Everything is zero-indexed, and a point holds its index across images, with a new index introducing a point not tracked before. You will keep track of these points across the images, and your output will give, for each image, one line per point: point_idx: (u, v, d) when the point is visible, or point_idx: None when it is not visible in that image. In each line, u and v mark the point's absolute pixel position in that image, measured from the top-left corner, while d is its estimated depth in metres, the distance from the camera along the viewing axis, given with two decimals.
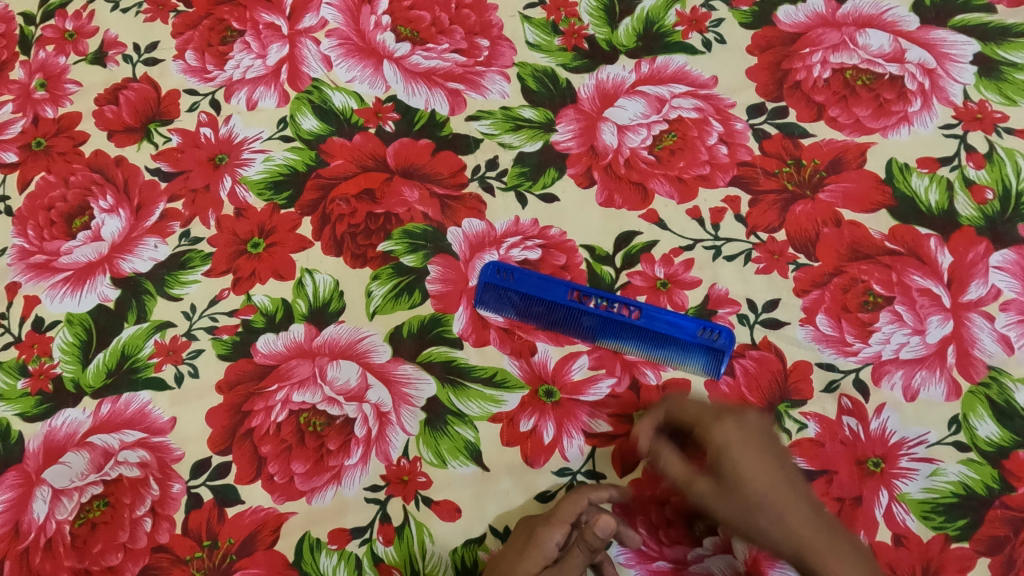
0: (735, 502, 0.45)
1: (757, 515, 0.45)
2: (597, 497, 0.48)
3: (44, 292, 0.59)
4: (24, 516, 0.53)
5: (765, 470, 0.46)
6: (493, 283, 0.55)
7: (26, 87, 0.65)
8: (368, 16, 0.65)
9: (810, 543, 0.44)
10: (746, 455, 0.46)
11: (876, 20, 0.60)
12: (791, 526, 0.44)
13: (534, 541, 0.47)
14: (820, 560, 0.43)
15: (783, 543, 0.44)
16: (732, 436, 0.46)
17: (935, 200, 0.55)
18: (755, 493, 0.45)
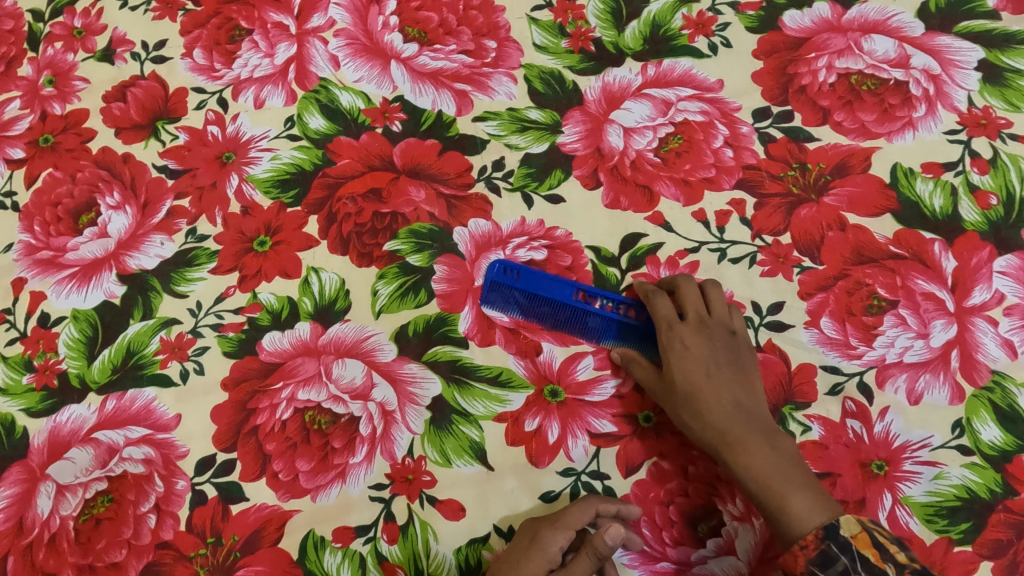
0: (669, 397, 0.49)
1: (682, 408, 0.49)
2: (605, 508, 0.48)
3: (50, 288, 0.59)
4: (28, 511, 0.53)
5: (693, 366, 0.49)
6: (499, 282, 0.55)
7: (34, 84, 0.66)
8: (376, 17, 0.65)
9: (724, 439, 0.47)
10: (679, 360, 0.49)
11: (881, 26, 0.61)
12: (712, 419, 0.47)
13: (536, 543, 0.47)
14: (732, 452, 0.46)
15: (705, 437, 0.48)
16: (673, 340, 0.50)
17: (939, 205, 0.55)
18: (682, 387, 0.49)
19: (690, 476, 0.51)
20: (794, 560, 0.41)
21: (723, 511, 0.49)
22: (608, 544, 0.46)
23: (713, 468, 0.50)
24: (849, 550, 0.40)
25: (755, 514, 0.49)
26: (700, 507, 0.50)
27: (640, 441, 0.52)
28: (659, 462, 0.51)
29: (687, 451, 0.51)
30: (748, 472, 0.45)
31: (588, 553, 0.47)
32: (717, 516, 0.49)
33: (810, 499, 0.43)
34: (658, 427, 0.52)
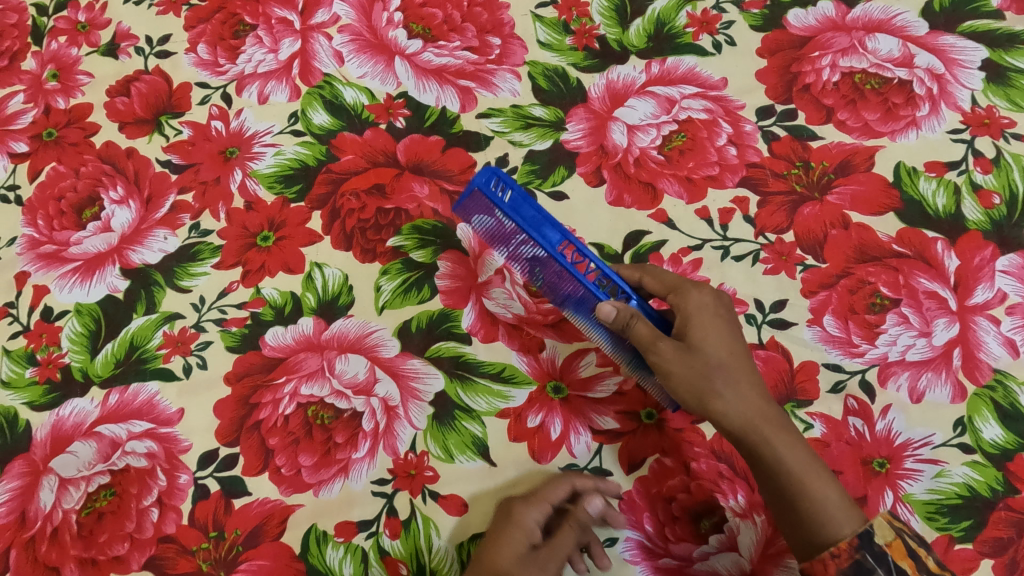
0: (696, 365, 0.45)
1: (717, 378, 0.45)
2: (581, 481, 0.49)
3: (53, 282, 0.59)
4: (30, 505, 0.53)
5: (727, 342, 0.46)
6: (485, 193, 0.48)
7: (38, 78, 0.66)
8: (380, 13, 0.65)
9: (761, 421, 0.44)
10: (714, 330, 0.46)
11: (885, 25, 0.61)
12: (747, 399, 0.45)
13: (516, 521, 0.48)
14: (772, 435, 0.43)
15: (738, 415, 0.44)
16: (703, 309, 0.47)
17: (942, 204, 0.55)
18: (715, 357, 0.45)
19: (693, 473, 0.51)
20: (824, 567, 0.40)
21: (725, 508, 0.50)
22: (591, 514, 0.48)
23: (715, 465, 0.51)
24: (885, 561, 0.39)
25: (757, 510, 0.49)
26: (702, 504, 0.50)
27: (643, 437, 0.52)
28: (661, 459, 0.51)
29: (689, 448, 0.51)
30: (787, 460, 0.43)
31: (569, 523, 0.47)
32: (719, 512, 0.50)
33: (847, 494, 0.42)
34: (660, 424, 0.52)
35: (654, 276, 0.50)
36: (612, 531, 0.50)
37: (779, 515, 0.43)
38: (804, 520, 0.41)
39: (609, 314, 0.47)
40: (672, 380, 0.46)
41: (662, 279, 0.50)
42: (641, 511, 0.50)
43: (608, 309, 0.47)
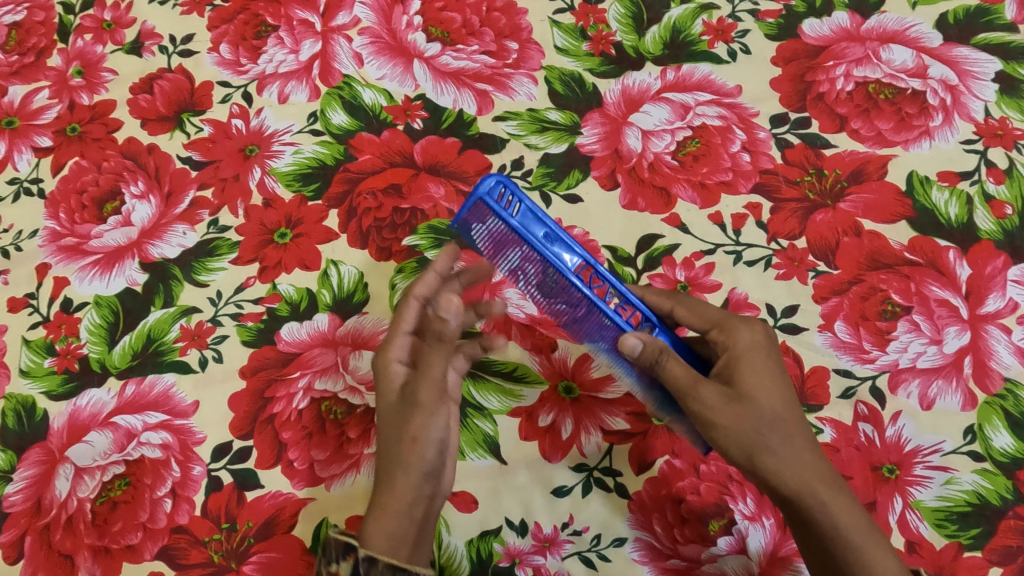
0: (746, 418, 0.43)
1: (769, 434, 0.43)
2: (421, 292, 0.49)
3: (73, 274, 0.60)
4: (46, 492, 0.54)
5: (777, 391, 0.44)
6: (489, 206, 0.44)
7: (63, 74, 0.67)
8: (400, 16, 0.66)
9: (814, 481, 0.42)
10: (765, 378, 0.45)
11: (900, 36, 0.61)
12: (799, 456, 0.43)
13: (385, 372, 0.47)
14: (827, 499, 0.42)
15: (791, 475, 0.42)
16: (752, 353, 0.46)
17: (954, 213, 0.55)
18: (767, 409, 0.44)
19: (702, 475, 0.51)
20: None
21: (735, 510, 0.50)
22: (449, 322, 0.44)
23: (725, 467, 0.51)
24: None
25: (766, 513, 0.50)
26: (712, 506, 0.50)
27: (653, 438, 0.52)
28: (671, 461, 0.52)
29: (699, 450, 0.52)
30: (839, 522, 0.42)
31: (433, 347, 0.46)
32: (728, 515, 0.50)
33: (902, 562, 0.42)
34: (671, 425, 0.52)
35: (692, 312, 0.49)
36: (621, 531, 0.50)
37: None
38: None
39: (634, 347, 0.45)
40: (718, 431, 0.44)
41: (702, 314, 0.48)
42: (651, 512, 0.51)
43: (633, 342, 0.45)
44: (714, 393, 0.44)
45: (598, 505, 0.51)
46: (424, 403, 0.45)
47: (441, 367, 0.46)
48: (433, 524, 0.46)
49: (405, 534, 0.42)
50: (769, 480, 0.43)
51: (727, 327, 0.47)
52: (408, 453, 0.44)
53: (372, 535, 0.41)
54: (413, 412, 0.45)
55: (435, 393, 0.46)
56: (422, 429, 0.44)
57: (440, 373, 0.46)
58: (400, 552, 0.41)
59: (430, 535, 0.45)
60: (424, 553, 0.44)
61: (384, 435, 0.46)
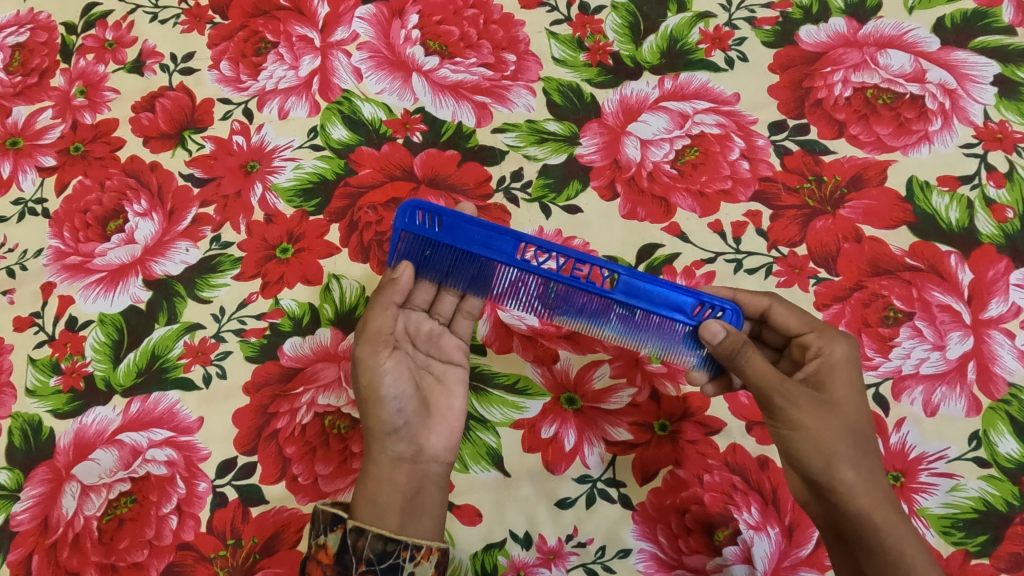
0: (829, 425, 0.45)
1: (852, 445, 0.45)
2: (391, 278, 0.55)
3: (78, 293, 0.60)
4: (53, 511, 0.54)
5: (861, 407, 0.47)
6: (411, 230, 0.48)
7: (67, 95, 0.67)
8: (398, 30, 0.66)
9: (885, 505, 0.44)
10: (851, 390, 0.47)
11: (897, 41, 0.61)
12: (870, 472, 0.45)
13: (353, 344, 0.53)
14: (892, 520, 0.44)
15: (865, 493, 0.44)
16: (840, 363, 0.48)
17: (955, 218, 0.55)
18: (853, 421, 0.46)
19: (707, 485, 0.51)
20: None
21: (740, 520, 0.50)
22: (399, 280, 0.50)
23: (729, 477, 0.51)
24: None
25: (771, 522, 0.50)
26: (717, 516, 0.50)
27: (656, 448, 0.52)
28: (675, 470, 0.52)
29: (704, 459, 0.52)
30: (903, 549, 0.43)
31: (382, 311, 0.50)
32: (733, 524, 0.50)
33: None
34: (674, 435, 0.52)
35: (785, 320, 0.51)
36: (626, 542, 0.50)
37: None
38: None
39: (717, 333, 0.46)
40: (801, 433, 0.45)
41: (801, 317, 0.50)
42: (655, 522, 0.50)
43: (717, 328, 0.46)
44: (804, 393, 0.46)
45: (602, 517, 0.51)
46: (366, 354, 0.49)
47: (380, 320, 0.50)
48: (430, 483, 0.48)
49: (390, 498, 0.46)
50: (842, 490, 0.44)
51: (825, 333, 0.49)
52: (372, 412, 0.49)
53: (359, 507, 0.45)
54: (361, 367, 0.49)
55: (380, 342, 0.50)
56: (372, 387, 0.49)
57: (387, 324, 0.50)
58: (388, 522, 0.44)
59: (431, 497, 0.48)
60: (426, 522, 0.46)
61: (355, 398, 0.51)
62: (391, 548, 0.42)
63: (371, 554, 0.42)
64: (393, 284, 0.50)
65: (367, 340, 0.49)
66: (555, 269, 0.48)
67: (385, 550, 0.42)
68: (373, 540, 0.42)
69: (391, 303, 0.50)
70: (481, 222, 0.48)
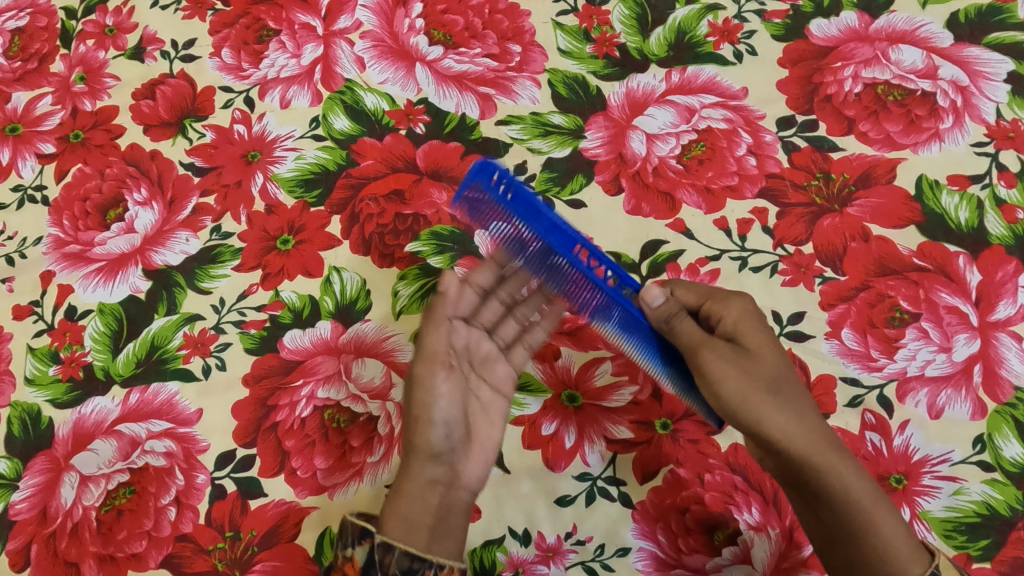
0: (745, 383, 0.45)
1: (777, 395, 0.45)
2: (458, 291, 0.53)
3: (77, 282, 0.60)
4: (52, 501, 0.54)
5: (777, 357, 0.46)
6: (482, 187, 0.46)
7: (66, 81, 0.67)
8: (402, 19, 0.65)
9: (824, 447, 0.44)
10: (764, 342, 0.47)
11: (910, 36, 0.60)
12: (806, 418, 0.44)
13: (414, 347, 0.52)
14: (837, 463, 0.43)
15: (800, 441, 0.43)
16: (744, 317, 0.48)
17: (965, 218, 0.55)
18: (772, 373, 0.45)
19: (707, 484, 0.51)
20: None
21: (740, 520, 0.49)
22: (446, 296, 0.50)
23: (730, 477, 0.51)
24: None
25: (772, 523, 0.49)
26: (717, 516, 0.50)
27: (658, 447, 0.52)
28: (676, 470, 0.51)
29: (704, 459, 0.51)
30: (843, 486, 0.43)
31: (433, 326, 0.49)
32: (733, 525, 0.49)
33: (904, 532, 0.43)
34: (676, 434, 0.52)
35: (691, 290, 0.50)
36: (625, 541, 0.50)
37: (832, 553, 0.44)
38: (864, 558, 0.42)
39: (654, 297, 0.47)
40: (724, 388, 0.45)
41: (695, 290, 0.50)
42: (655, 521, 0.50)
43: (655, 292, 0.47)
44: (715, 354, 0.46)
45: (601, 515, 0.51)
46: (421, 374, 0.48)
47: (437, 338, 0.49)
48: (461, 509, 0.45)
49: (421, 516, 0.43)
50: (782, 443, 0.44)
51: (718, 298, 0.49)
52: (417, 432, 0.46)
53: (386, 522, 0.42)
54: (413, 389, 0.48)
55: (431, 362, 0.48)
56: (424, 408, 0.47)
57: (437, 342, 0.49)
58: (416, 539, 0.42)
59: (457, 521, 0.45)
60: (449, 542, 0.43)
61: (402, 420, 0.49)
62: (415, 566, 0.40)
63: (396, 571, 0.40)
64: (443, 299, 0.50)
65: (424, 359, 0.48)
66: (597, 275, 0.47)
67: (410, 568, 0.40)
68: (400, 557, 0.40)
69: (441, 317, 0.49)
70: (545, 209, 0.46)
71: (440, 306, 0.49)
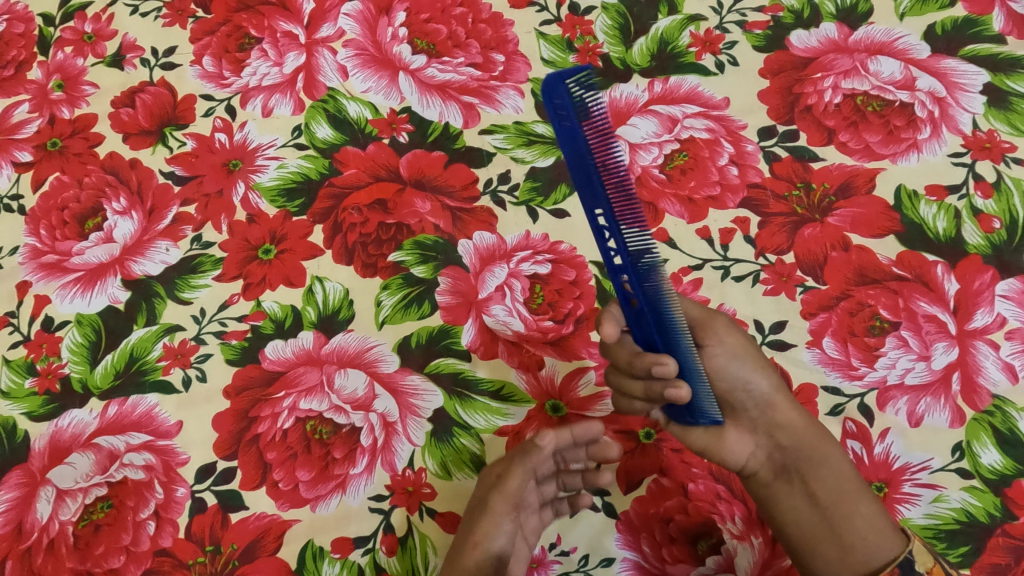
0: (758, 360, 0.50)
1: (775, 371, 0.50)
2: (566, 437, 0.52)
3: (54, 292, 0.59)
4: (27, 516, 0.53)
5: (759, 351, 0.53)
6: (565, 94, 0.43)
7: (44, 88, 0.66)
8: (385, 28, 0.65)
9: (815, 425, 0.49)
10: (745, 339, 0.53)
11: (888, 47, 0.61)
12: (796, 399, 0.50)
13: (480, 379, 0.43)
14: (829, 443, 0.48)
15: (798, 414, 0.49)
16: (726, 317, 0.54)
17: (943, 228, 0.55)
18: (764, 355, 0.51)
19: (691, 494, 0.51)
20: None
21: (723, 529, 0.50)
22: (540, 446, 0.49)
23: (713, 486, 0.51)
24: None
25: (755, 532, 0.50)
26: (701, 525, 0.50)
27: (641, 457, 0.52)
28: (659, 479, 0.51)
29: (688, 468, 0.51)
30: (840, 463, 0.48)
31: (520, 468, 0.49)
32: (717, 534, 0.50)
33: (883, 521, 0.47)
34: (659, 443, 0.52)
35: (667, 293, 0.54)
36: (609, 551, 0.50)
37: (820, 529, 0.46)
38: (855, 529, 0.45)
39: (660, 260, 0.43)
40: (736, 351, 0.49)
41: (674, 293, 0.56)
42: (639, 531, 0.50)
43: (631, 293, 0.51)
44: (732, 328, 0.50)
45: (585, 526, 0.51)
46: (493, 510, 0.48)
47: (517, 481, 0.49)
48: None
49: None
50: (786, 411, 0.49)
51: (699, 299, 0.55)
52: (466, 554, 0.47)
53: None
54: (480, 518, 0.48)
55: (506, 503, 0.48)
56: (484, 537, 0.47)
57: (515, 486, 0.49)
58: None
59: None
60: None
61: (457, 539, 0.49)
62: None
63: None
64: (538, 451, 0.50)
65: (499, 494, 0.49)
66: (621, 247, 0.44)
67: None
68: None
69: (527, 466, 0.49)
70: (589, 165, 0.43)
71: (532, 457, 0.49)
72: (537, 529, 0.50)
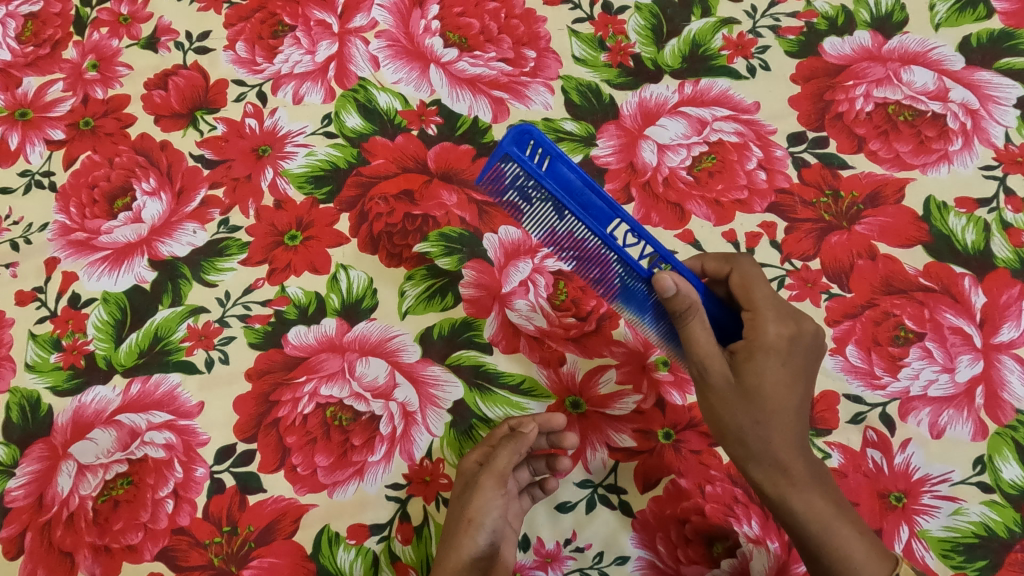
0: (792, 381, 0.45)
1: (770, 418, 0.45)
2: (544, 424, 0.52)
3: (82, 270, 0.59)
4: (48, 489, 0.53)
5: (787, 386, 0.45)
6: (518, 157, 0.44)
7: (78, 67, 0.67)
8: (418, 20, 0.66)
9: (798, 456, 0.45)
10: (776, 372, 0.45)
11: (922, 57, 0.61)
12: (786, 433, 0.45)
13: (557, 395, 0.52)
14: (793, 493, 0.45)
15: (775, 448, 0.45)
16: (769, 349, 0.45)
17: (971, 240, 0.55)
18: (762, 396, 0.44)
19: (708, 496, 0.51)
20: None
21: (740, 532, 0.50)
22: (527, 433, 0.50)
23: (731, 489, 0.51)
24: None
25: (772, 536, 0.49)
26: (718, 528, 0.50)
27: (659, 457, 0.52)
28: (677, 480, 0.51)
29: (705, 470, 0.51)
30: (828, 488, 0.46)
31: (507, 450, 0.51)
32: (734, 537, 0.50)
33: (874, 543, 0.44)
34: (677, 444, 0.52)
35: (751, 266, 0.48)
36: (624, 549, 0.50)
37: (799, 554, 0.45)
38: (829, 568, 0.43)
39: (668, 289, 0.44)
40: (711, 386, 0.46)
41: (748, 290, 0.47)
42: (654, 531, 0.50)
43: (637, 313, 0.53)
44: (776, 341, 0.45)
45: (601, 523, 0.51)
46: (484, 487, 0.51)
47: (505, 460, 0.50)
48: None
49: None
50: (756, 453, 0.45)
51: (763, 309, 0.46)
52: (464, 534, 0.49)
53: None
54: (472, 496, 0.50)
55: (496, 479, 0.50)
56: (477, 512, 0.50)
57: (505, 464, 0.50)
58: None
59: None
60: None
61: (447, 517, 0.51)
62: None
63: None
64: (522, 438, 0.51)
65: (491, 474, 0.50)
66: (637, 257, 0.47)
67: None
68: None
69: (516, 449, 0.50)
70: (592, 191, 0.44)
71: (519, 441, 0.50)
72: (520, 515, 0.52)
